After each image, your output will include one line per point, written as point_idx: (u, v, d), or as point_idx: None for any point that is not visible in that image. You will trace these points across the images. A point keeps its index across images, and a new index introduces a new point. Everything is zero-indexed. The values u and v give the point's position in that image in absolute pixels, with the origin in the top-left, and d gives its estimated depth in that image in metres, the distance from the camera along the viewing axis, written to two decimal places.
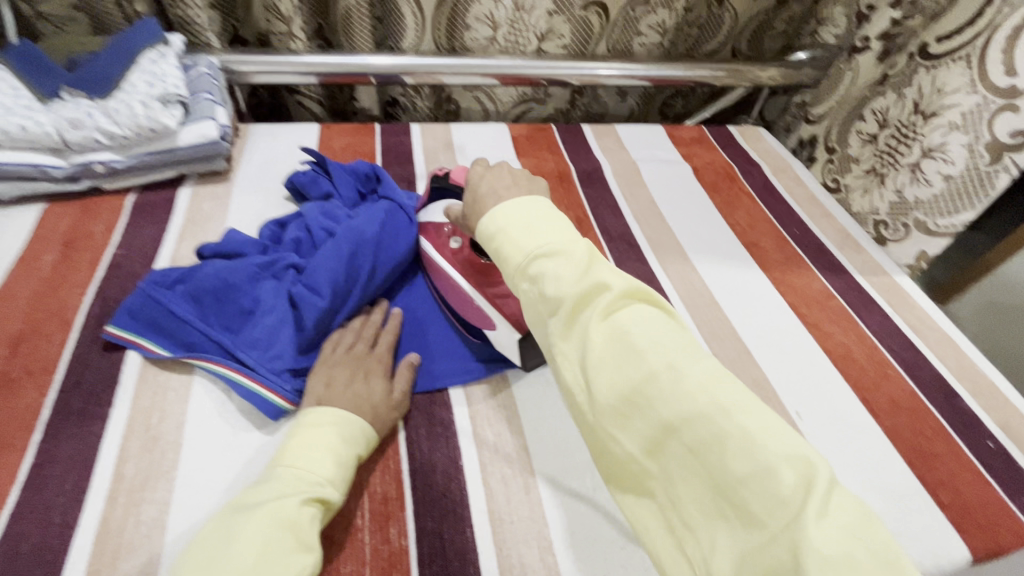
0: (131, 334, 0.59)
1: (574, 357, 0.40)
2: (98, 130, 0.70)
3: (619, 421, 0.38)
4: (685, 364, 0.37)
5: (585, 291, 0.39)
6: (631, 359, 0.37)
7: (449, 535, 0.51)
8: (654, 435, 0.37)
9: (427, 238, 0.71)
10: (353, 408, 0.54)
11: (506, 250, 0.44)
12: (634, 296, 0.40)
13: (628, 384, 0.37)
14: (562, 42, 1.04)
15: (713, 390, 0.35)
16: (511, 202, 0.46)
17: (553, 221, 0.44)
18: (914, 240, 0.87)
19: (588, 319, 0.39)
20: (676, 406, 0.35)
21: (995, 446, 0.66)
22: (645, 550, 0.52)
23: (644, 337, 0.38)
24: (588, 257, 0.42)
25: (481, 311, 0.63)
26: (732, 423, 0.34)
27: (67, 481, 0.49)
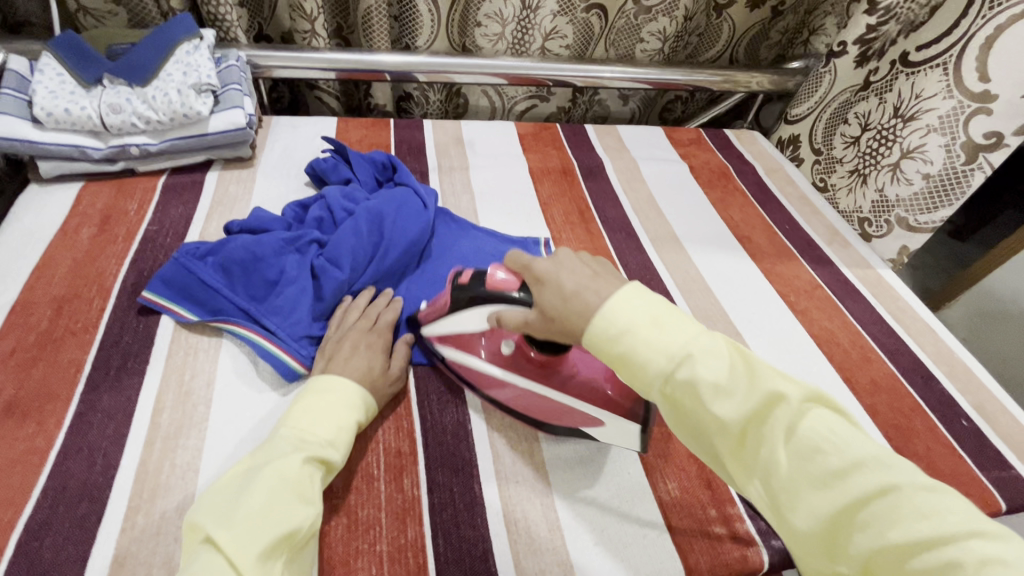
0: (164, 300, 0.63)
1: (759, 477, 0.39)
2: (135, 115, 0.75)
3: (828, 546, 0.36)
4: (896, 483, 0.35)
5: (760, 407, 0.39)
6: (831, 480, 0.36)
7: (458, 487, 0.55)
8: (873, 566, 0.34)
9: (462, 349, 0.61)
10: (354, 377, 0.56)
11: (642, 356, 0.41)
12: (811, 404, 0.39)
13: (834, 507, 0.36)
14: (564, 43, 1.10)
15: (934, 514, 0.34)
16: (614, 300, 0.42)
17: (676, 317, 0.42)
18: (896, 235, 0.95)
19: (768, 438, 0.38)
20: (895, 531, 0.34)
21: (969, 424, 0.70)
22: (639, 505, 0.56)
23: (839, 454, 0.37)
24: (740, 360, 0.41)
25: (582, 412, 0.57)
26: (965, 548, 0.32)
27: (108, 427, 0.54)
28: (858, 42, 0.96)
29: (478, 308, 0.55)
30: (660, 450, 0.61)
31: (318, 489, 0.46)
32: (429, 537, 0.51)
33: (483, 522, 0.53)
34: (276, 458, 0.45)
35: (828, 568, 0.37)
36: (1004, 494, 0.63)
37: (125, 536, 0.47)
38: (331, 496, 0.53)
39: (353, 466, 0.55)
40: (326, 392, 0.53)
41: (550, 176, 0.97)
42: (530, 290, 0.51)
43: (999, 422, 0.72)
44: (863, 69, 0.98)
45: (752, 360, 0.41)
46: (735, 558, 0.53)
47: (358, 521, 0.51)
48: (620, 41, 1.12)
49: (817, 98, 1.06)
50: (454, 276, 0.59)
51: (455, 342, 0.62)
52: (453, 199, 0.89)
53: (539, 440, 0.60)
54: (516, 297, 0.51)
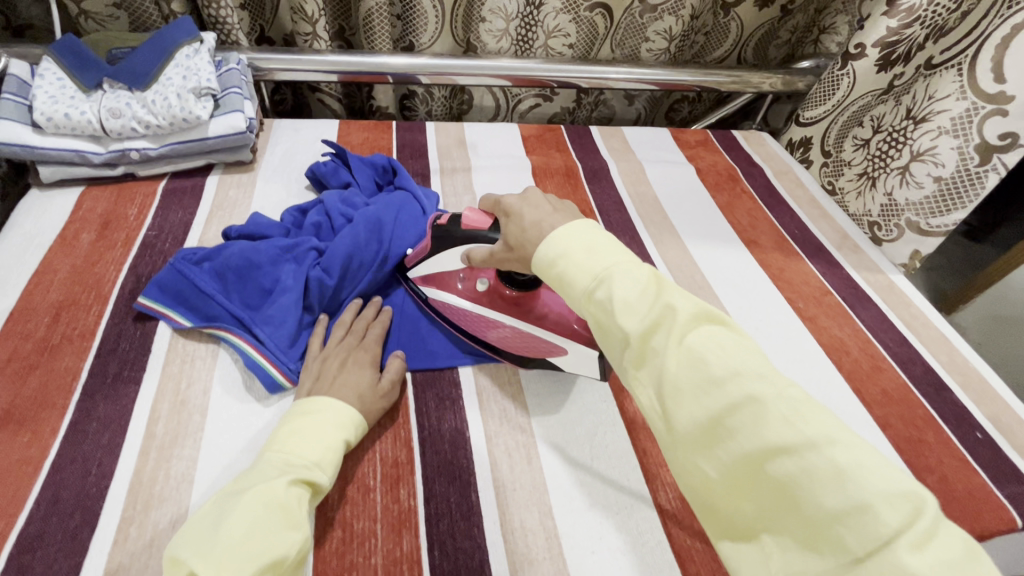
0: (161, 305, 0.63)
1: (650, 384, 0.39)
2: (135, 119, 0.75)
3: (700, 449, 0.36)
4: (769, 394, 0.34)
5: (654, 319, 0.39)
6: (710, 389, 0.36)
7: (455, 498, 0.54)
8: (739, 464, 0.34)
9: (440, 287, 0.67)
10: (340, 397, 0.55)
11: (571, 274, 0.43)
12: (705, 319, 0.38)
13: (709, 414, 0.35)
14: (568, 42, 1.08)
15: (799, 422, 0.33)
16: (561, 231, 0.46)
17: (610, 245, 0.44)
18: (907, 240, 0.92)
19: (660, 349, 0.38)
20: (758, 439, 0.33)
21: (983, 437, 0.68)
22: (640, 518, 0.55)
23: (722, 364, 0.36)
24: (652, 282, 0.41)
25: (544, 340, 0.61)
26: (821, 457, 0.31)
27: (103, 437, 0.53)
28: (880, 45, 0.92)
29: (456, 244, 0.62)
30: (663, 459, 0.60)
31: (306, 510, 0.46)
32: (425, 550, 0.50)
33: (481, 536, 0.52)
34: (264, 481, 0.46)
35: (700, 471, 0.37)
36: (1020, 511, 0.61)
37: (118, 548, 0.47)
38: (326, 507, 0.52)
39: (349, 476, 0.54)
40: (315, 412, 0.52)
41: (553, 178, 0.96)
42: (499, 226, 0.57)
43: (1015, 434, 0.69)
44: (885, 73, 0.95)
45: (664, 283, 0.41)
46: None
47: (353, 533, 0.50)
48: (625, 41, 1.10)
49: (833, 102, 1.02)
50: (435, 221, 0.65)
51: (437, 282, 0.67)
52: (455, 201, 0.89)
53: (539, 450, 0.59)
54: (486, 233, 0.58)
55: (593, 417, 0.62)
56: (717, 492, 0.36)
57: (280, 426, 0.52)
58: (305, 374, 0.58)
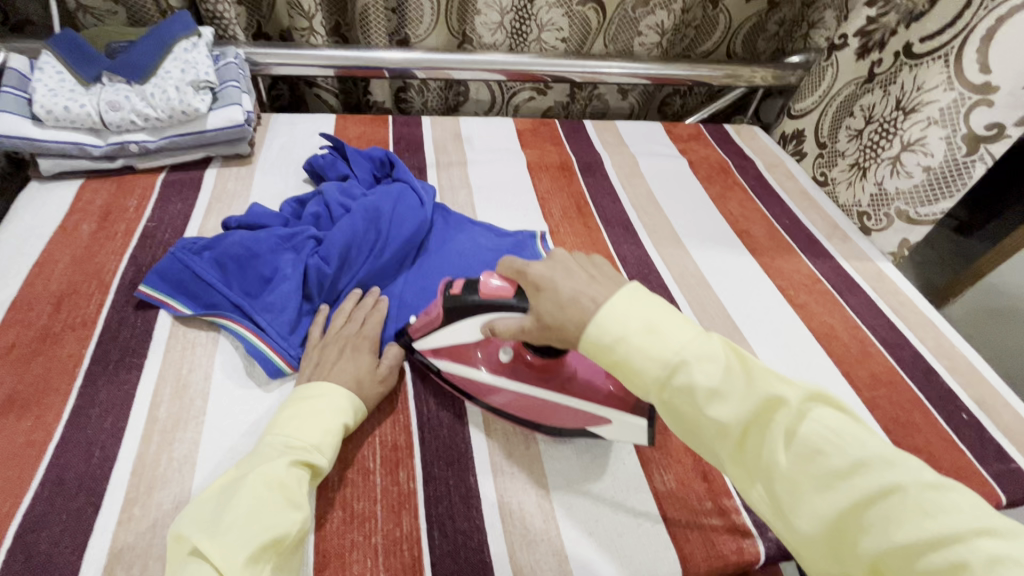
0: (162, 294, 0.64)
1: (761, 481, 0.37)
2: (134, 113, 0.76)
3: (832, 549, 0.35)
4: (903, 482, 0.33)
5: (757, 408, 0.37)
6: (831, 482, 0.35)
7: (453, 481, 0.55)
8: (882, 563, 0.32)
9: (455, 359, 0.60)
10: (341, 381, 0.56)
11: (640, 363, 0.40)
12: (812, 402, 0.37)
13: (836, 511, 0.34)
14: (561, 35, 1.09)
15: (940, 513, 0.32)
16: (615, 302, 0.42)
17: (674, 319, 0.41)
18: (897, 228, 0.93)
19: (768, 440, 0.37)
20: (898, 534, 0.32)
21: (969, 418, 0.70)
22: (635, 499, 0.56)
23: (842, 454, 0.35)
24: (736, 359, 0.40)
25: (584, 413, 0.56)
26: (973, 549, 0.30)
27: (106, 420, 0.54)
28: (859, 34, 0.99)
29: (473, 315, 0.55)
30: (657, 443, 0.61)
31: (306, 491, 0.47)
32: (424, 530, 0.51)
33: (479, 516, 0.53)
34: (264, 463, 0.47)
35: (834, 572, 0.35)
36: (1004, 488, 0.63)
37: (122, 527, 0.47)
38: (327, 488, 0.53)
39: (349, 459, 0.55)
40: (315, 398, 0.53)
41: (548, 172, 0.97)
42: (525, 294, 0.51)
43: (1000, 416, 0.71)
44: (864, 60, 0.98)
45: (750, 362, 0.40)
46: (731, 551, 0.53)
47: (353, 513, 0.51)
48: (619, 35, 1.11)
49: (821, 92, 1.07)
50: (445, 287, 0.58)
51: (450, 354, 0.60)
52: (451, 194, 0.90)
53: (535, 434, 0.60)
54: (513, 302, 0.51)
55: None
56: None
57: (282, 411, 0.53)
58: (307, 358, 0.60)
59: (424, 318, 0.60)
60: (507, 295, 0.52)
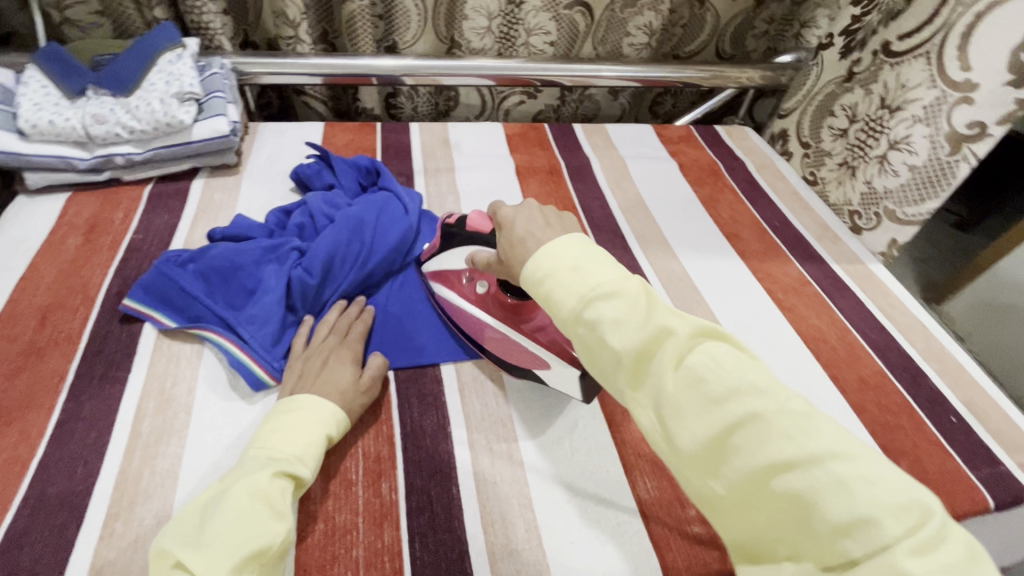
0: (146, 307, 0.64)
1: (649, 405, 0.39)
2: (119, 126, 0.76)
3: (704, 469, 0.36)
4: (769, 409, 0.34)
5: (649, 339, 0.38)
6: (709, 407, 0.36)
7: (436, 492, 0.55)
8: (746, 483, 0.34)
9: (445, 285, 0.70)
10: (323, 393, 0.56)
11: (557, 295, 0.42)
12: (701, 335, 0.38)
13: (710, 433, 0.35)
14: (549, 39, 1.09)
15: (800, 437, 0.33)
16: (545, 249, 0.44)
17: (598, 259, 0.43)
18: (885, 228, 0.92)
19: (657, 368, 0.38)
20: (760, 456, 0.33)
21: (957, 421, 0.69)
22: (619, 507, 0.56)
23: (721, 381, 0.36)
24: (645, 297, 0.40)
25: (527, 351, 0.61)
26: (824, 472, 0.31)
27: (89, 436, 0.54)
28: (844, 32, 1.01)
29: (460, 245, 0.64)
30: (640, 450, 0.61)
31: (290, 502, 0.47)
32: (406, 542, 0.51)
33: (461, 527, 0.53)
34: (246, 475, 0.46)
35: (706, 489, 0.36)
36: (992, 492, 0.62)
37: (103, 544, 0.48)
38: (309, 501, 0.53)
39: (331, 470, 0.55)
40: (298, 410, 0.53)
41: (537, 176, 0.97)
42: (496, 232, 0.58)
43: (989, 418, 0.71)
44: (846, 59, 1.00)
45: (656, 301, 0.41)
46: (713, 559, 0.53)
47: (335, 526, 0.51)
48: (607, 37, 1.11)
49: (804, 90, 1.09)
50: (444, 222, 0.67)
51: (445, 281, 0.70)
52: (438, 200, 0.90)
53: (519, 443, 0.60)
54: (489, 237, 0.58)
55: (574, 411, 0.64)
56: (727, 511, 0.35)
57: (264, 423, 0.53)
58: (290, 369, 0.60)
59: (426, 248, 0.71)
60: (486, 231, 0.58)
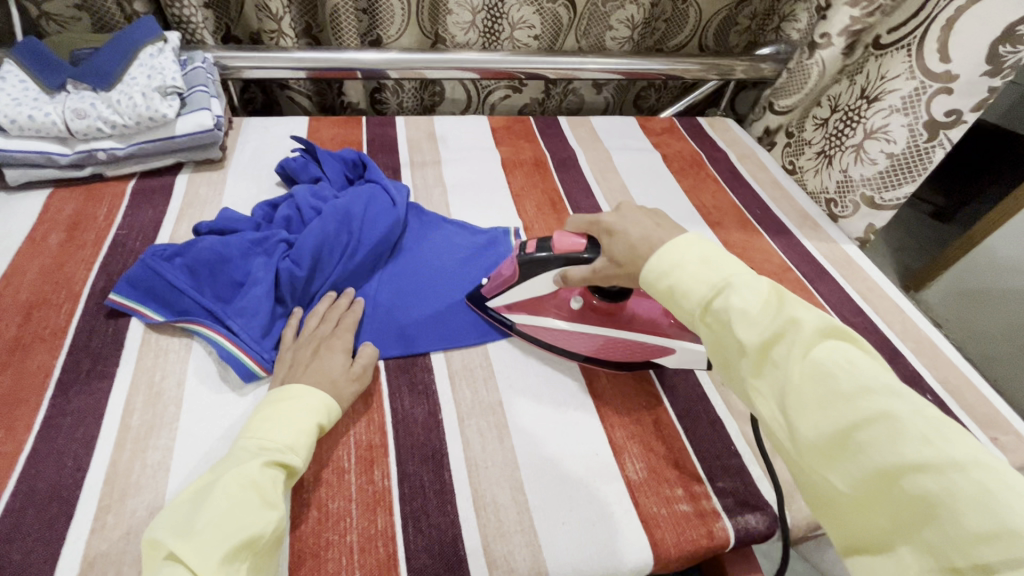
0: (133, 302, 0.64)
1: (771, 394, 0.39)
2: (101, 120, 0.75)
3: (824, 462, 0.36)
4: (902, 410, 0.34)
5: (776, 330, 0.40)
6: (836, 401, 0.36)
7: (428, 478, 0.56)
8: (870, 481, 0.34)
9: (531, 311, 0.67)
10: (313, 382, 0.56)
11: (684, 286, 0.45)
12: (829, 335, 0.39)
13: (835, 426, 0.36)
14: (533, 33, 1.10)
15: (938, 442, 0.33)
16: (674, 243, 0.47)
17: (725, 257, 0.45)
18: (862, 214, 0.95)
19: (781, 357, 0.39)
20: (890, 453, 0.33)
21: (934, 398, 0.72)
22: (608, 488, 0.57)
23: (850, 378, 0.36)
24: (774, 293, 0.42)
25: (653, 345, 0.64)
26: (963, 478, 0.31)
27: (77, 430, 0.54)
28: (845, 34, 0.94)
29: (552, 271, 0.60)
30: (628, 432, 0.62)
31: (282, 491, 0.47)
32: (399, 526, 0.52)
33: (454, 511, 0.53)
34: (236, 467, 0.47)
35: (823, 483, 0.36)
36: None
37: (95, 536, 0.48)
38: (302, 488, 0.53)
39: (324, 458, 0.56)
40: (289, 399, 0.54)
41: (522, 168, 0.98)
42: (598, 245, 0.56)
43: (964, 395, 0.73)
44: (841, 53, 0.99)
45: (786, 296, 0.42)
46: (701, 534, 0.54)
47: (328, 513, 0.52)
48: (590, 30, 1.12)
49: (806, 90, 1.04)
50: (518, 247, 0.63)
51: (524, 307, 0.67)
52: (425, 193, 0.90)
53: (509, 427, 0.61)
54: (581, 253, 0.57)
55: (562, 396, 0.65)
56: (844, 508, 0.35)
57: (255, 414, 0.53)
58: (281, 357, 0.60)
59: (495, 279, 0.67)
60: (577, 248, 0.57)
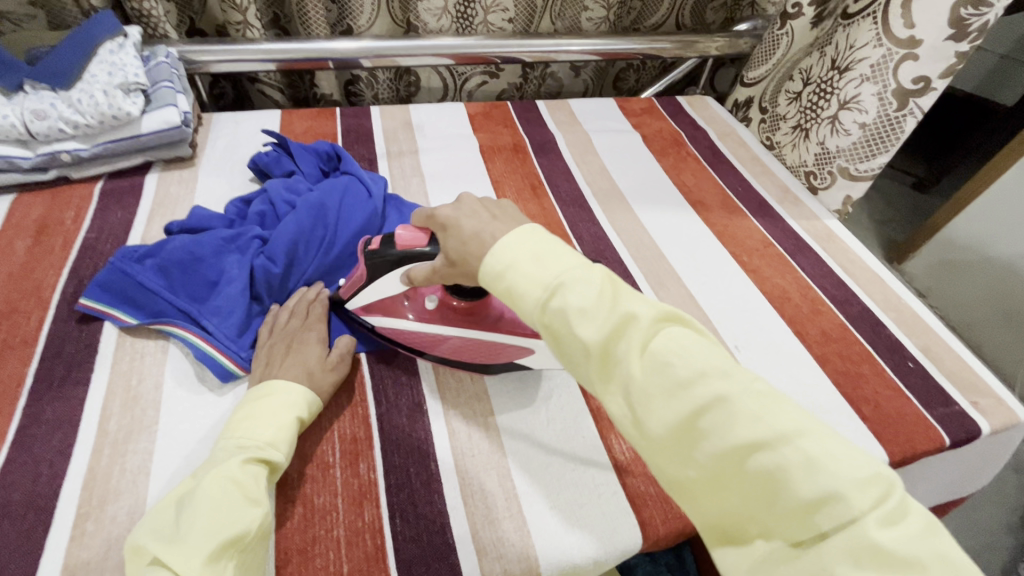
0: (104, 306, 0.62)
1: (617, 392, 0.38)
2: (62, 120, 0.73)
3: (677, 454, 0.36)
4: (734, 393, 0.35)
5: (616, 326, 0.38)
6: (677, 392, 0.36)
7: (414, 469, 0.55)
8: (720, 466, 0.35)
9: (387, 313, 0.63)
10: (291, 377, 0.55)
11: (521, 287, 0.41)
12: (662, 322, 0.38)
13: (679, 417, 0.35)
14: (507, 16, 1.08)
15: (766, 417, 0.34)
16: (504, 241, 0.43)
17: (557, 249, 0.42)
18: (839, 186, 0.96)
19: (623, 355, 0.37)
20: (730, 439, 0.34)
21: (914, 365, 0.73)
22: (595, 470, 0.57)
23: (686, 365, 0.36)
24: (607, 284, 0.40)
25: (512, 346, 0.60)
26: (792, 451, 0.33)
27: (53, 438, 0.53)
28: (815, 2, 0.96)
29: (393, 270, 0.57)
30: None
31: (267, 486, 0.46)
32: (387, 518, 0.51)
33: (441, 501, 0.53)
34: (215, 468, 0.46)
35: (678, 471, 0.37)
36: (947, 430, 0.66)
37: (75, 544, 0.47)
38: (286, 486, 0.53)
39: (307, 454, 0.55)
40: (269, 395, 0.53)
41: (502, 155, 0.97)
42: (437, 240, 0.53)
43: (944, 362, 0.74)
44: (817, 29, 1.00)
45: (620, 286, 0.40)
46: (689, 511, 0.55)
47: (314, 508, 0.51)
48: (565, 12, 1.11)
49: (774, 61, 1.06)
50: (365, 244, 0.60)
51: (381, 309, 0.63)
52: (403, 183, 0.89)
53: (495, 415, 0.61)
54: (421, 251, 0.54)
55: (547, 382, 0.65)
56: (698, 488, 0.37)
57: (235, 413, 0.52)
58: (258, 354, 0.59)
59: (350, 280, 0.63)
60: (422, 245, 0.54)
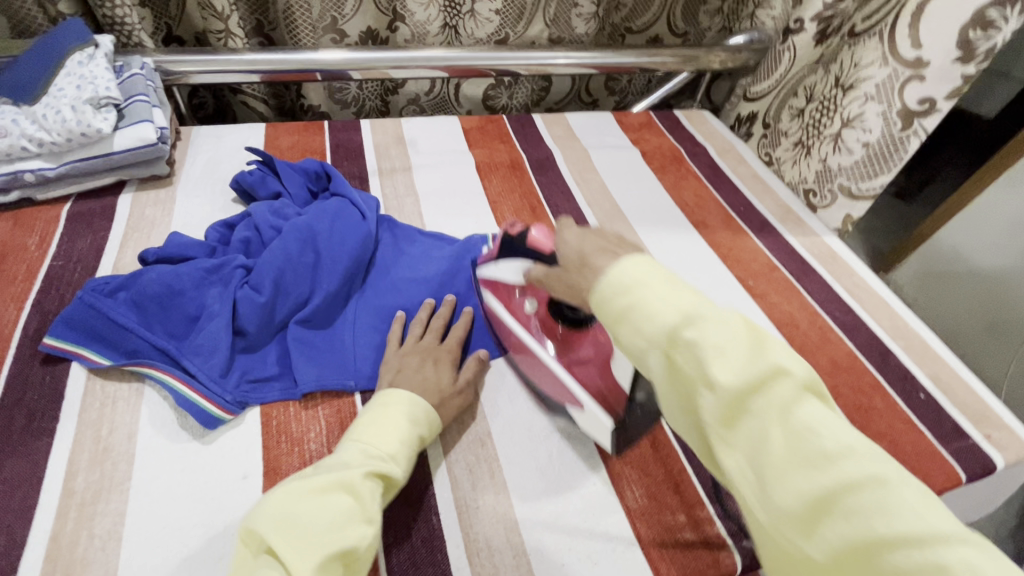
0: (71, 345, 0.57)
1: (740, 447, 0.34)
2: (25, 137, 0.67)
3: (798, 526, 0.32)
4: (890, 476, 0.30)
5: (761, 379, 0.34)
6: (818, 463, 0.31)
7: (415, 525, 0.51)
8: (851, 553, 0.30)
9: (495, 294, 0.66)
10: (422, 391, 0.55)
11: (647, 312, 0.38)
12: (811, 388, 0.34)
13: (816, 490, 0.31)
14: (494, 7, 1.00)
15: (926, 513, 0.29)
16: (635, 263, 0.40)
17: (688, 287, 0.39)
18: (840, 205, 0.94)
19: (759, 411, 0.34)
20: (874, 523, 0.29)
21: (926, 398, 0.71)
22: (608, 521, 0.54)
23: (834, 437, 0.32)
24: (750, 334, 0.36)
25: (561, 384, 0.59)
26: (955, 553, 0.27)
27: (13, 498, 0.48)
28: (817, 19, 0.96)
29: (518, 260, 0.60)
30: (626, 456, 0.59)
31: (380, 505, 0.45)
32: None
33: (445, 562, 0.49)
34: (345, 468, 0.44)
35: (795, 548, 0.32)
36: (963, 466, 0.64)
37: None
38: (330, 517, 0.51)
39: None
40: (395, 405, 0.52)
41: (498, 172, 0.93)
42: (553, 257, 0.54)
43: (955, 392, 0.73)
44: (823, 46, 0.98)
45: (762, 336, 0.37)
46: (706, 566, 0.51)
47: None
48: (556, 13, 1.06)
49: (777, 77, 1.06)
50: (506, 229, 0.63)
51: (493, 288, 0.66)
52: (396, 204, 0.84)
53: (499, 461, 0.57)
54: (547, 257, 0.56)
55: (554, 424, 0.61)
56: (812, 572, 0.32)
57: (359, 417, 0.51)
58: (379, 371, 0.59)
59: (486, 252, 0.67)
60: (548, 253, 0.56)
